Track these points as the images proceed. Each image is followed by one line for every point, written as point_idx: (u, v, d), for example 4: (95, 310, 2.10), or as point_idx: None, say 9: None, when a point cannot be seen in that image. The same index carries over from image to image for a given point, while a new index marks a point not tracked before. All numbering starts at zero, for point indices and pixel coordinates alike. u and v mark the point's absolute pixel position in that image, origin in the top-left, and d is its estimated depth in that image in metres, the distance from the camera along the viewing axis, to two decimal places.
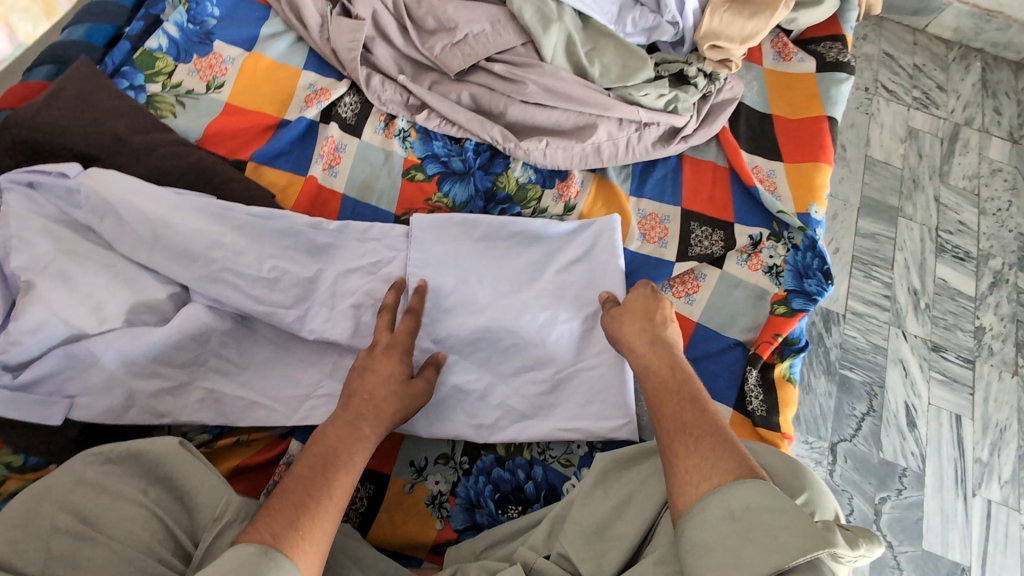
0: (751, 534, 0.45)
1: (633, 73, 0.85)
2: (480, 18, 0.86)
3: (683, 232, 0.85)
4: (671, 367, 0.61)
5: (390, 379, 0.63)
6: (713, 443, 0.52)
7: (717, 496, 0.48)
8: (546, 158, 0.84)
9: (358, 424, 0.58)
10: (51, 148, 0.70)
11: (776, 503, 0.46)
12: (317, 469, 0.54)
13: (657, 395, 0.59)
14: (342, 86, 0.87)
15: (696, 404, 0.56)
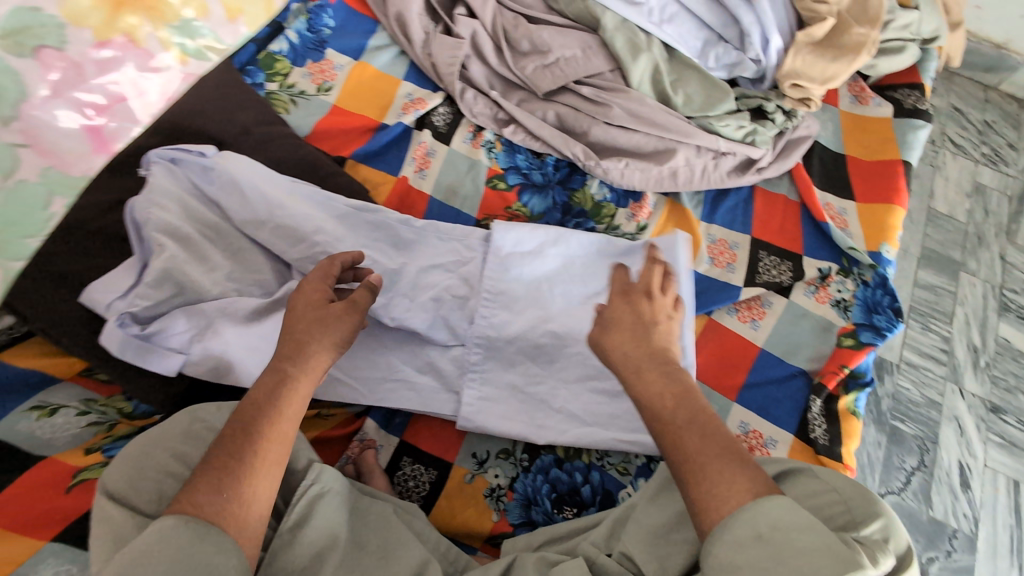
0: (782, 559, 0.42)
1: (715, 103, 0.88)
2: (573, 44, 0.91)
3: (751, 259, 0.88)
4: (660, 389, 0.53)
5: (307, 307, 0.60)
6: (727, 465, 0.48)
7: (740, 520, 0.45)
8: (623, 178, 0.88)
9: (280, 368, 0.56)
10: (189, 132, 0.78)
11: (803, 520, 0.44)
12: (242, 433, 0.51)
13: (655, 424, 0.53)
14: (437, 97, 0.94)
15: (699, 428, 0.50)
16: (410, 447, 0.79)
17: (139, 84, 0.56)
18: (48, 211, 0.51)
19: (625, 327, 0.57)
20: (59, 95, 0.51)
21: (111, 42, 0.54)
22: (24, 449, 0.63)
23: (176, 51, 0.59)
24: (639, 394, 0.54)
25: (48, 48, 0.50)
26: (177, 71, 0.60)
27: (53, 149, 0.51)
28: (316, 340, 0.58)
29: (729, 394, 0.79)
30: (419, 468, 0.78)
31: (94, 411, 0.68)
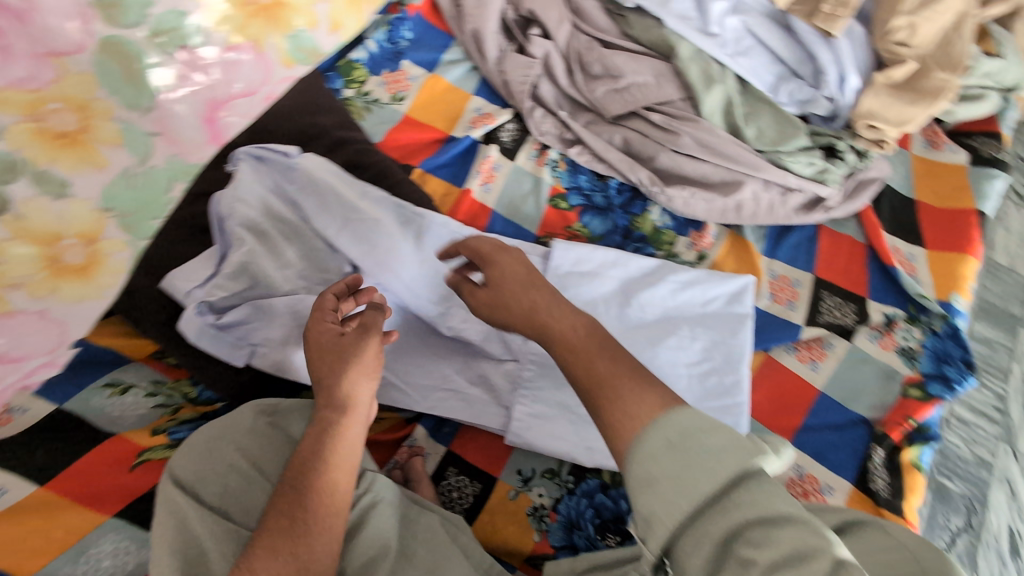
0: (692, 459, 0.42)
1: (788, 138, 0.87)
2: (646, 71, 0.92)
3: (813, 298, 0.86)
4: (569, 328, 0.56)
5: (327, 339, 0.61)
6: (642, 386, 0.49)
7: (655, 429, 0.44)
8: (687, 207, 0.87)
9: (322, 417, 0.58)
10: (271, 132, 0.80)
11: (709, 424, 0.44)
12: (297, 490, 0.53)
13: (566, 356, 0.55)
14: (506, 114, 0.95)
15: (609, 356, 0.52)
16: (457, 457, 0.79)
17: (247, 85, 0.57)
18: (170, 195, 0.54)
19: (517, 271, 0.62)
20: (183, 81, 0.52)
21: (239, 46, 0.56)
22: (95, 424, 0.66)
23: (286, 56, 0.60)
24: (552, 329, 0.57)
25: (186, 46, 0.52)
26: (280, 74, 0.60)
27: (178, 138, 0.53)
28: (348, 378, 0.59)
29: (785, 434, 0.77)
30: (463, 479, 0.78)
31: (161, 394, 0.71)
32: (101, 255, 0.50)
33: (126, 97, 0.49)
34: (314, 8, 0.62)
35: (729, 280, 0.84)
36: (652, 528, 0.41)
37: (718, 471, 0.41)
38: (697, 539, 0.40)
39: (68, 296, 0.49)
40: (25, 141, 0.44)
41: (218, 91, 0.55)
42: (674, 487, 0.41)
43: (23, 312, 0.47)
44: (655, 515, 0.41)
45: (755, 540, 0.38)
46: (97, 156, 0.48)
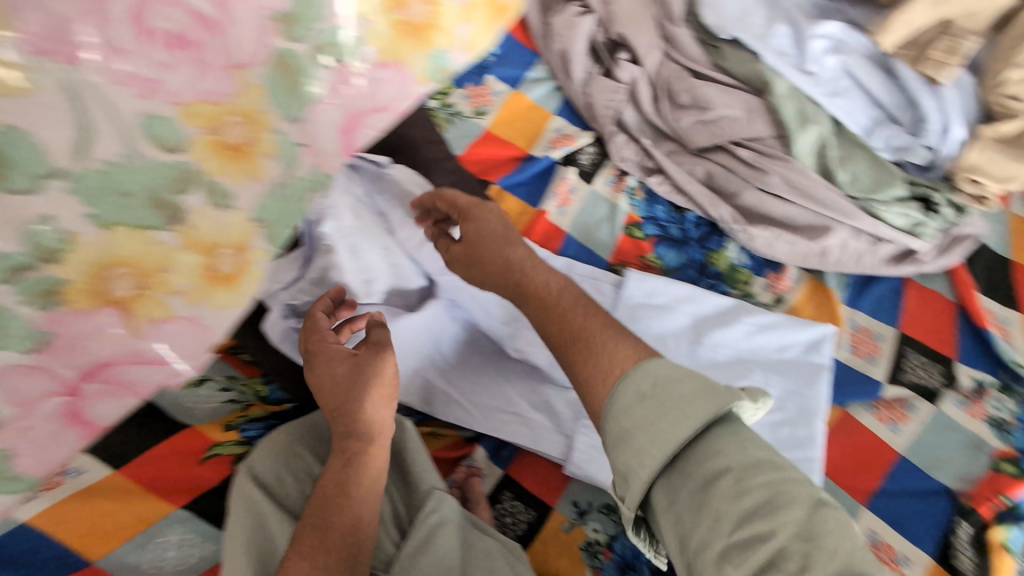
0: (663, 408, 0.48)
1: (883, 187, 0.83)
2: (737, 105, 0.89)
3: (897, 355, 0.82)
4: (547, 280, 0.62)
5: (338, 358, 0.62)
6: (615, 336, 0.55)
7: (629, 381, 0.51)
8: (768, 248, 0.85)
9: (347, 446, 0.58)
10: None
11: (680, 373, 0.50)
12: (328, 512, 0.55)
13: (539, 312, 0.60)
14: (587, 137, 0.95)
15: (580, 310, 0.58)
16: (513, 482, 0.78)
17: (385, 101, 0.51)
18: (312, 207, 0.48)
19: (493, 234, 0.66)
20: (333, 97, 0.47)
21: (388, 63, 0.49)
22: (168, 413, 0.66)
23: (423, 75, 0.52)
24: (527, 286, 0.62)
25: (344, 61, 0.46)
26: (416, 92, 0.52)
27: (320, 147, 0.47)
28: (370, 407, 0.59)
29: (859, 496, 0.73)
30: (518, 505, 0.77)
31: (234, 389, 0.70)
32: (251, 263, 0.44)
33: (287, 108, 0.44)
34: (458, 29, 0.53)
35: (808, 328, 0.81)
36: (631, 480, 0.48)
37: (687, 423, 0.47)
38: (676, 489, 0.46)
39: (217, 304, 0.43)
40: (203, 150, 0.40)
41: (358, 103, 0.49)
42: (651, 441, 0.47)
43: (181, 318, 0.41)
44: (632, 468, 0.47)
45: (724, 490, 0.45)
46: (258, 166, 0.43)
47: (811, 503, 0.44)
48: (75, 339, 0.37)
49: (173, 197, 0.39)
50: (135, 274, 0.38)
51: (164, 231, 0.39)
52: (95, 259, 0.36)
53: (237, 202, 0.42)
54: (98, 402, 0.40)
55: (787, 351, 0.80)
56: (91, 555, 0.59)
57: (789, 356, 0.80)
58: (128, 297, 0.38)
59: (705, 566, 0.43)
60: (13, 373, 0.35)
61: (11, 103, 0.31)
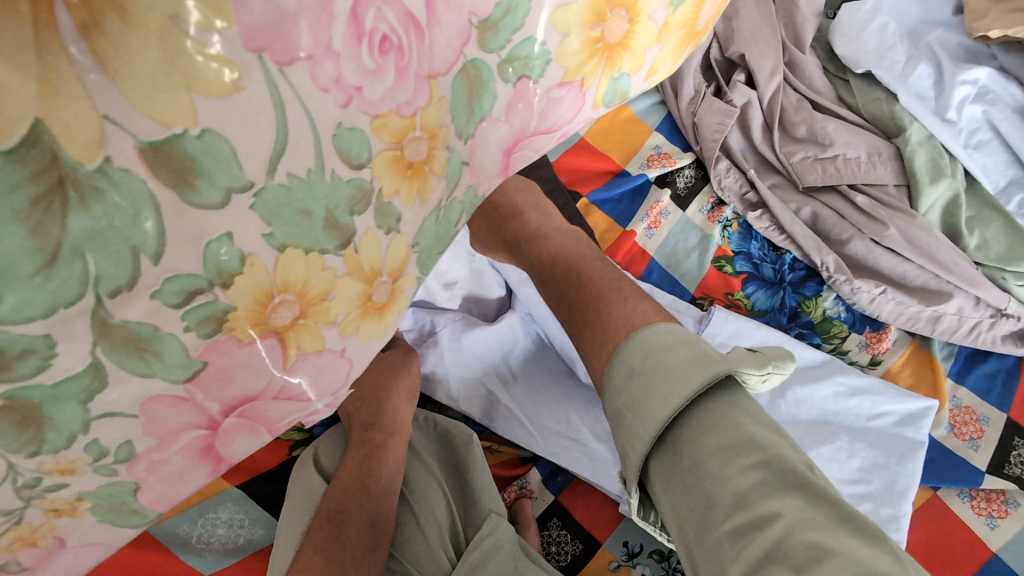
0: (651, 379, 0.47)
1: (1019, 258, 0.76)
2: (860, 145, 0.82)
3: (1003, 444, 0.74)
4: (559, 243, 0.65)
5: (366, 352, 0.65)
6: (615, 300, 0.57)
7: (622, 358, 0.52)
8: (872, 305, 0.78)
9: (368, 438, 0.59)
10: None
11: (669, 345, 0.49)
12: (351, 488, 0.56)
13: (547, 280, 0.64)
14: (687, 158, 0.89)
15: (575, 281, 0.62)
16: (564, 510, 0.74)
17: (555, 124, 0.40)
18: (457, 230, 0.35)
19: (497, 207, 0.68)
20: (509, 115, 0.36)
21: (571, 81, 0.38)
22: None
23: (599, 97, 0.41)
24: (531, 252, 0.66)
25: (527, 79, 0.35)
26: (585, 114, 0.41)
27: (481, 167, 0.36)
28: (391, 399, 0.61)
29: None
30: (565, 535, 0.73)
31: None
32: (399, 290, 0.32)
33: (460, 125, 0.33)
34: (650, 51, 0.40)
35: (904, 399, 0.73)
36: (628, 461, 0.47)
37: (670, 398, 0.45)
38: (669, 470, 0.44)
39: (365, 335, 0.30)
40: (384, 170, 0.28)
41: (529, 126, 0.37)
42: (639, 422, 0.46)
43: (330, 353, 0.29)
44: (629, 450, 0.47)
45: (714, 471, 0.42)
46: (427, 186, 0.31)
47: (811, 488, 0.40)
48: (233, 367, 0.25)
49: (348, 220, 0.27)
50: (298, 300, 0.26)
51: (333, 254, 0.27)
52: (268, 284, 0.25)
53: (403, 227, 0.30)
54: (233, 437, 0.27)
55: (876, 420, 0.73)
56: None
57: (877, 427, 0.73)
58: (287, 327, 0.26)
59: (700, 552, 0.41)
60: (157, 404, 0.24)
61: (213, 109, 0.21)
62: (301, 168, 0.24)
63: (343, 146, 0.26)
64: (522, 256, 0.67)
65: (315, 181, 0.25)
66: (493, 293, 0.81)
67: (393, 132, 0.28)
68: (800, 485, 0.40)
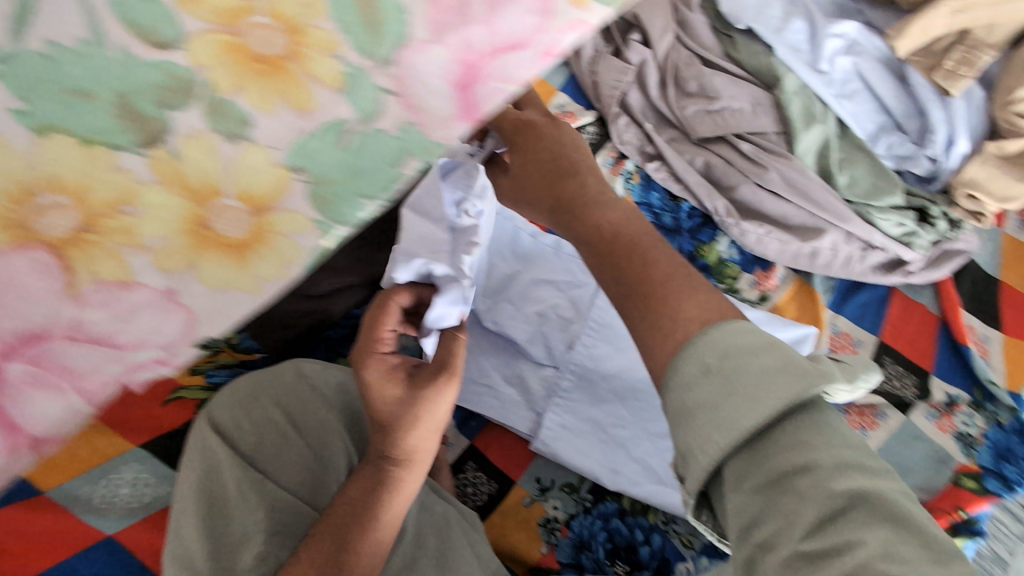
0: (733, 384, 0.38)
1: (880, 193, 0.83)
2: (744, 97, 0.88)
3: (874, 363, 0.82)
4: (603, 222, 0.55)
5: (393, 373, 0.53)
6: (686, 286, 0.46)
7: (694, 349, 0.41)
8: (759, 244, 0.84)
9: (382, 476, 0.52)
10: None
11: (760, 341, 0.40)
12: (347, 520, 0.51)
13: (601, 257, 0.53)
14: (589, 116, 0.93)
15: (634, 260, 0.50)
16: (478, 453, 0.78)
17: (514, 33, 0.33)
18: (400, 174, 0.33)
19: (543, 159, 0.60)
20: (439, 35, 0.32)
21: None
22: None
23: None
24: (583, 228, 0.56)
25: None
26: (566, 16, 0.34)
27: (423, 104, 0.32)
28: (413, 436, 0.52)
29: None
30: (480, 477, 0.77)
31: None
32: (273, 230, 0.31)
33: (364, 43, 0.31)
34: None
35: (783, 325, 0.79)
36: (690, 460, 0.39)
37: (762, 408, 0.37)
38: (745, 479, 0.37)
39: (213, 278, 0.31)
40: (210, 54, 0.30)
41: (473, 42, 0.33)
42: (714, 424, 0.38)
43: (151, 287, 0.30)
44: (691, 447, 0.38)
45: (805, 488, 0.35)
46: (306, 96, 0.31)
47: (902, 516, 0.34)
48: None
49: (155, 113, 0.29)
50: (78, 210, 0.28)
51: (127, 156, 0.29)
52: (24, 178, 0.27)
53: (255, 135, 0.30)
54: (28, 394, 0.29)
55: None
56: (40, 485, 0.57)
57: None
58: (70, 232, 0.28)
59: (767, 568, 0.35)
60: None
61: None
62: (68, 39, 0.28)
63: (133, 17, 0.28)
64: (570, 230, 0.58)
65: (97, 55, 0.28)
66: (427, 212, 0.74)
67: (212, 10, 0.30)
68: (894, 515, 0.34)
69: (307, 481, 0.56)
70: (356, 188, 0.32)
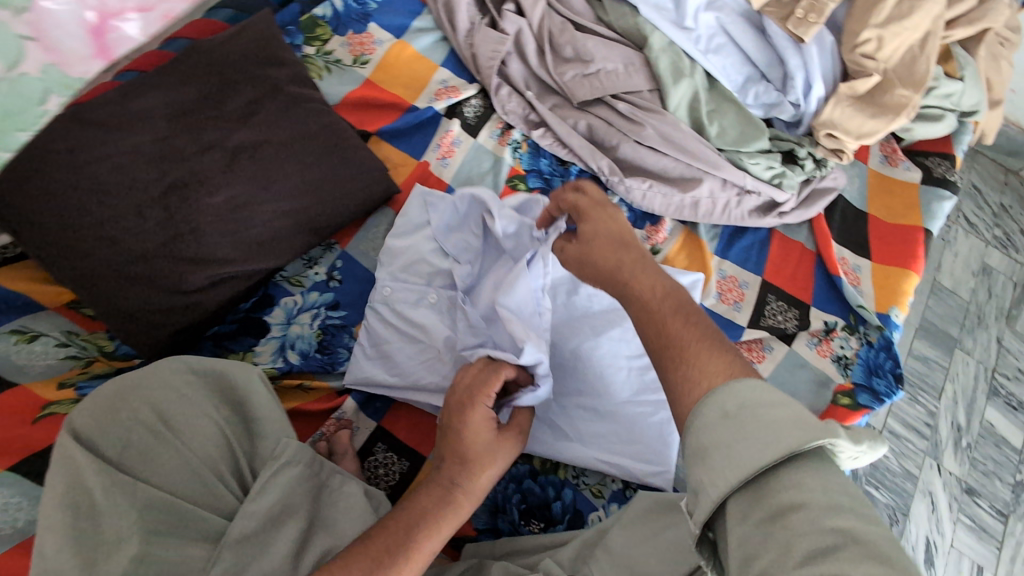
0: (745, 428, 0.41)
1: (748, 140, 0.87)
2: (616, 58, 0.91)
3: (758, 301, 0.86)
4: (650, 287, 0.56)
5: (488, 423, 0.61)
6: (710, 345, 0.49)
7: (711, 401, 0.44)
8: (644, 199, 0.86)
9: (450, 495, 0.58)
10: (237, 78, 0.76)
11: (773, 399, 0.42)
12: (403, 527, 0.54)
13: (645, 317, 0.54)
14: (472, 89, 0.93)
15: (683, 323, 0.51)
16: (387, 433, 0.75)
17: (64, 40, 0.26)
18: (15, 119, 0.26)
19: (612, 228, 0.63)
20: None
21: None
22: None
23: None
24: (633, 290, 0.57)
25: None
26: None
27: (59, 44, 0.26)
28: (486, 474, 0.59)
29: None
30: (391, 456, 0.74)
31: (74, 345, 0.68)
32: None
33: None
34: None
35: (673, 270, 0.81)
36: (701, 496, 0.41)
37: (769, 449, 0.39)
38: (746, 513, 0.39)
39: None
40: None
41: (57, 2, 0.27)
42: (726, 462, 0.40)
43: None
44: (703, 484, 0.41)
45: (795, 524, 0.36)
46: None
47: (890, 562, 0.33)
48: None
49: None
50: None
51: None
52: None
53: None
54: None
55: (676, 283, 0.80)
56: None
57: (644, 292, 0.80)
58: None
59: None
60: None
61: None
62: None
63: None
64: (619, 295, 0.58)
65: None
66: (467, 232, 0.81)
67: None
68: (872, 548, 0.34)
69: (184, 476, 0.54)
70: (10, 124, 0.25)
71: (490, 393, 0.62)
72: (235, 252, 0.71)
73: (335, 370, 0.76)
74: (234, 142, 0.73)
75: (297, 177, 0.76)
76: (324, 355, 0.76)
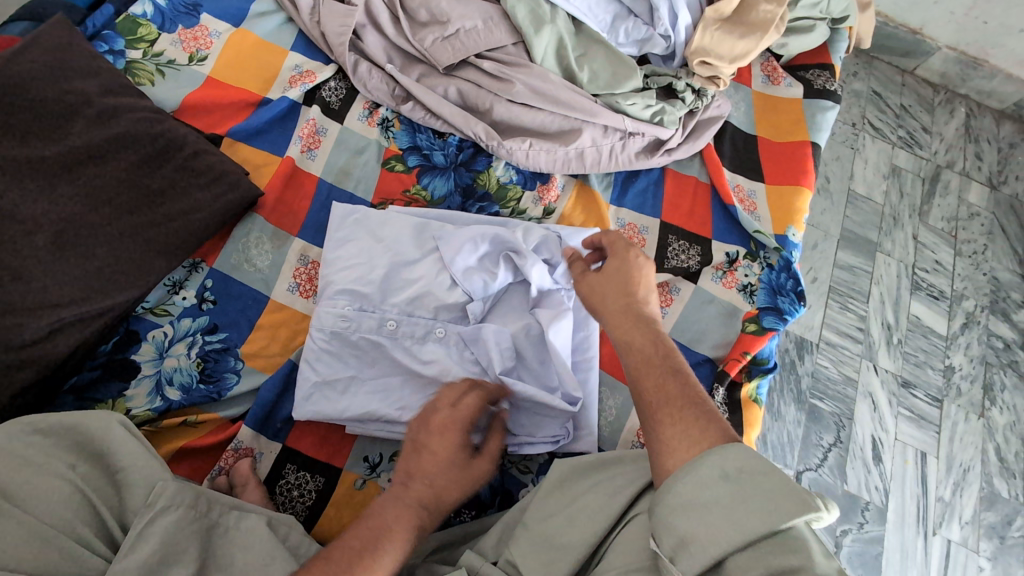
0: (746, 494, 0.45)
1: (621, 81, 0.85)
2: (473, 14, 0.85)
3: (660, 244, 0.84)
4: (645, 343, 0.59)
5: (456, 448, 0.61)
6: (698, 410, 0.52)
7: (709, 457, 0.47)
8: (528, 159, 0.82)
9: (421, 514, 0.58)
10: (34, 98, 0.69)
11: (768, 467, 0.46)
12: (367, 539, 0.54)
13: (638, 366, 0.58)
14: (328, 71, 0.86)
15: (679, 382, 0.55)
16: (294, 452, 0.70)
17: None
18: None
19: (614, 282, 0.65)
20: None
21: None
22: None
23: None
24: (621, 338, 0.61)
25: None
26: None
27: None
28: (453, 494, 0.60)
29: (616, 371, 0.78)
30: (303, 475, 0.70)
31: None
32: None
33: None
34: None
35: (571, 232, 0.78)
36: (695, 547, 0.45)
37: (769, 516, 0.43)
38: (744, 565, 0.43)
39: None
40: None
41: None
42: (725, 521, 0.44)
43: None
44: (698, 535, 0.45)
45: None
46: None
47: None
48: None
49: None
50: None
51: None
52: None
53: None
54: None
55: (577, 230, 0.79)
56: None
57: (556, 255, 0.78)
58: None
59: None
60: None
61: None
62: None
63: None
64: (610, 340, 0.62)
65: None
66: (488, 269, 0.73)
67: None
68: None
69: (31, 548, 0.47)
70: None
71: (469, 417, 0.63)
72: (71, 290, 0.63)
73: (222, 398, 0.70)
74: (50, 169, 0.66)
75: (134, 195, 0.69)
76: (209, 385, 0.70)
